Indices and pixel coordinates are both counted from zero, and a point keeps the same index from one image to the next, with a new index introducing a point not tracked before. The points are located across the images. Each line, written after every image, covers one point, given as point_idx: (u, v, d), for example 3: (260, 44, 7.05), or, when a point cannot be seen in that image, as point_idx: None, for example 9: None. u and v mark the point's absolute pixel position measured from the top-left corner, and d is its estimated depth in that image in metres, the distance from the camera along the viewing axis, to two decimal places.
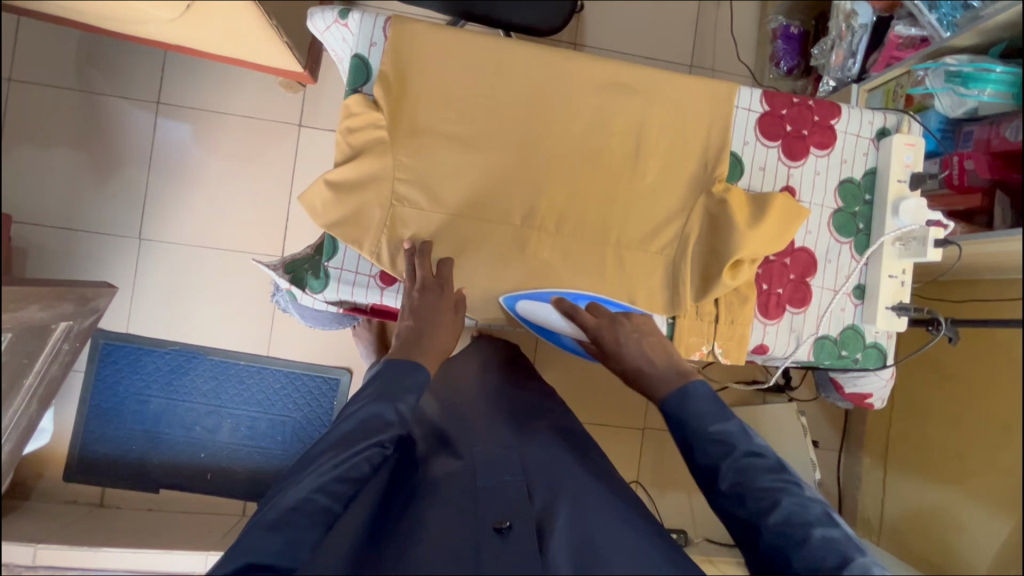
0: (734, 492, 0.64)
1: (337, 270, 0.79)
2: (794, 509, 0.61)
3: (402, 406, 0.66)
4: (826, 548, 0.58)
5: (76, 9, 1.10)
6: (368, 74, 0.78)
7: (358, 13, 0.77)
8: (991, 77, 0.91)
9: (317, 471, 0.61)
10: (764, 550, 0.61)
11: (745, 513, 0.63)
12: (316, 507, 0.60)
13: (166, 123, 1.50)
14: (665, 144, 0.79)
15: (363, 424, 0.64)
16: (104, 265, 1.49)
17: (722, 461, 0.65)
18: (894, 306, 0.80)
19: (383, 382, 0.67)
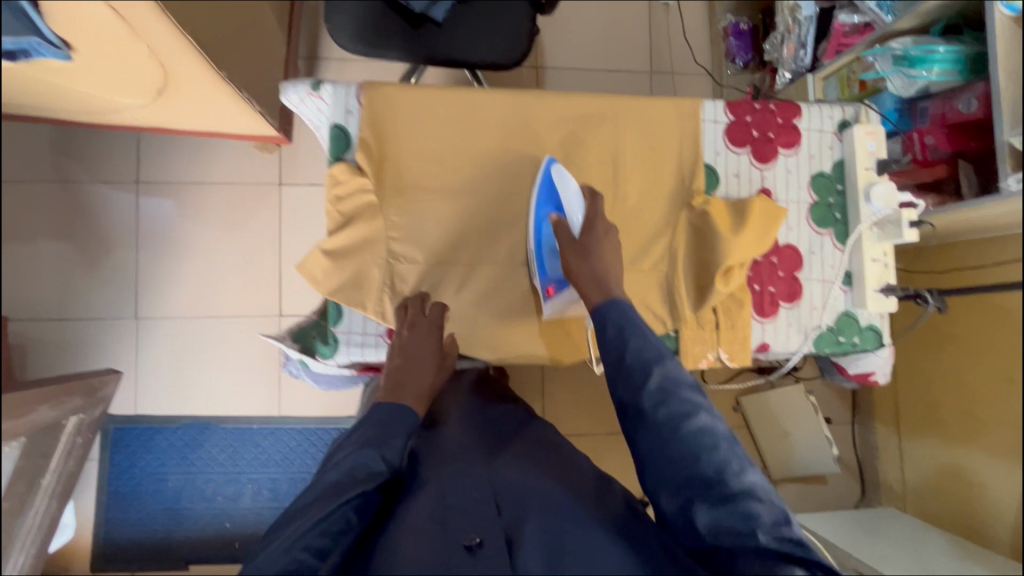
0: (656, 394, 0.64)
1: (345, 333, 0.81)
2: (707, 419, 0.62)
3: (389, 453, 0.64)
4: (728, 456, 0.60)
5: (50, 108, 1.13)
6: (347, 141, 0.79)
7: (329, 84, 0.79)
8: (936, 57, 0.96)
9: (301, 525, 0.57)
10: (674, 451, 0.60)
11: (664, 412, 0.62)
12: (298, 565, 0.55)
13: (148, 201, 1.52)
14: (640, 167, 0.82)
15: (350, 473, 0.61)
16: (105, 349, 1.49)
17: (651, 368, 0.65)
18: (882, 288, 0.83)
19: (373, 429, 0.67)
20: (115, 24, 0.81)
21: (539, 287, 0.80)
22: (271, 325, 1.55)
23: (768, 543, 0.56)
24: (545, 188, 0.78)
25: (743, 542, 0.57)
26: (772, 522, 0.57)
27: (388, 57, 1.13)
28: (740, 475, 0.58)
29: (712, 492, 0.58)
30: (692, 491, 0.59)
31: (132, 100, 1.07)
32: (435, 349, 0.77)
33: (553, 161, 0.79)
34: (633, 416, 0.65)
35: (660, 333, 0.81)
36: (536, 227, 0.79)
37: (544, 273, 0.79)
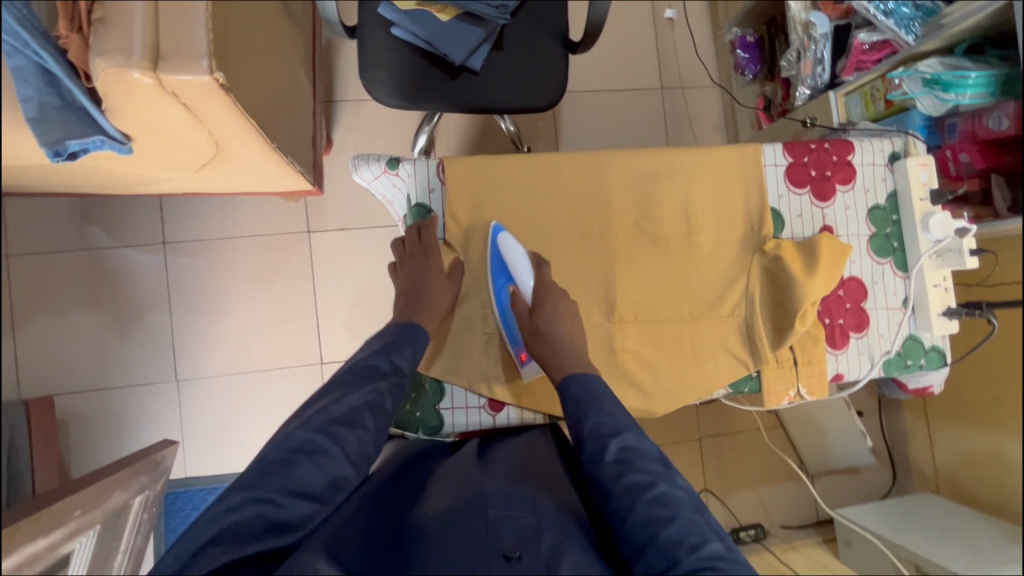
0: (616, 464, 0.67)
1: (448, 409, 0.85)
2: (665, 488, 0.64)
3: (395, 359, 0.78)
4: (687, 528, 0.61)
5: (82, 184, 1.09)
6: (434, 219, 0.84)
7: (409, 163, 0.83)
8: (968, 82, 1.01)
9: (320, 415, 0.70)
10: (632, 521, 0.62)
11: (621, 478, 0.65)
12: (317, 447, 0.67)
13: (175, 261, 1.50)
14: (711, 215, 0.85)
15: (361, 371, 0.75)
16: (148, 415, 1.47)
17: (608, 440, 0.69)
18: (944, 311, 0.88)
19: (382, 341, 0.81)
20: (182, 118, 0.80)
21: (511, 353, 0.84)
22: (313, 374, 1.54)
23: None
24: (497, 262, 0.83)
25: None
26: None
27: (427, 108, 1.13)
28: (698, 545, 0.60)
29: (671, 565, 0.59)
30: (655, 566, 0.59)
31: (174, 174, 1.06)
32: (435, 268, 0.83)
33: (497, 232, 0.82)
34: (601, 492, 0.67)
35: (744, 376, 0.84)
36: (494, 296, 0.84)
37: (512, 339, 0.84)
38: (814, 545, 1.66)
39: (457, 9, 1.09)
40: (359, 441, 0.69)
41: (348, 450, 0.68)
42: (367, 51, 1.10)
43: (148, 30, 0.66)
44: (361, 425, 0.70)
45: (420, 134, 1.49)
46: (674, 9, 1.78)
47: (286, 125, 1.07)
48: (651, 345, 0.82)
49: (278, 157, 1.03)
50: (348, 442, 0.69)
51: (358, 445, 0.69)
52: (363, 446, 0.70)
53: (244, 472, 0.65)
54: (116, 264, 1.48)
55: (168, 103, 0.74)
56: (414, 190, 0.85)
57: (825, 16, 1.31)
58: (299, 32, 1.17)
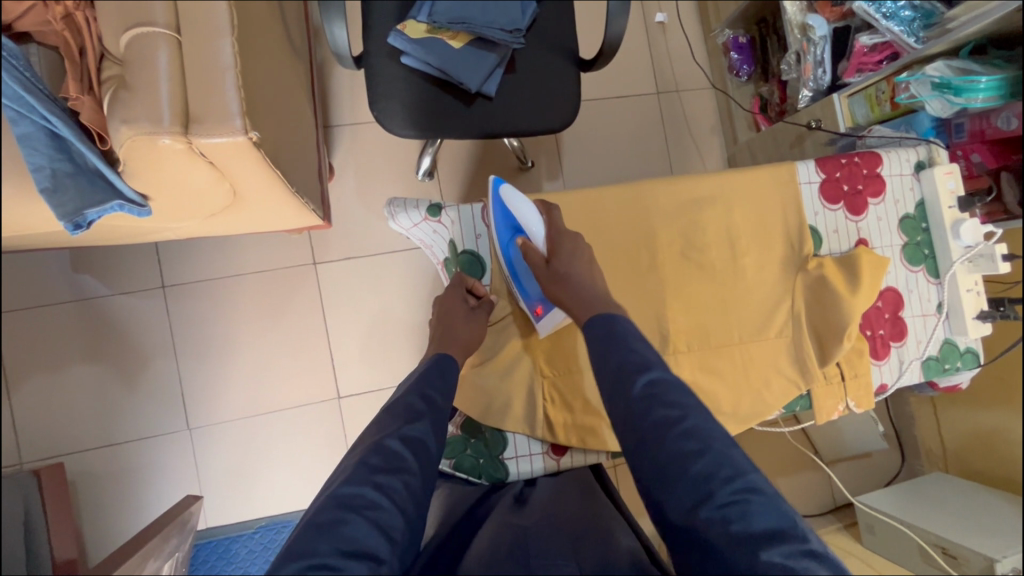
0: (645, 398, 0.64)
1: (512, 457, 0.83)
2: (696, 423, 0.61)
3: (430, 394, 0.73)
4: (720, 460, 0.59)
5: (80, 239, 1.03)
6: (482, 265, 0.88)
7: (451, 210, 0.86)
8: (979, 87, 1.03)
9: (363, 465, 0.64)
10: (663, 455, 0.60)
11: (650, 419, 0.63)
12: (366, 500, 0.60)
13: (177, 305, 1.43)
14: (752, 240, 0.86)
15: (396, 412, 0.70)
16: (161, 467, 1.41)
17: (636, 376, 0.66)
18: (979, 314, 0.90)
19: (415, 379, 0.76)
20: (208, 175, 0.75)
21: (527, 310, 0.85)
22: (331, 411, 1.49)
23: (772, 555, 0.53)
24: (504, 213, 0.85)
25: (743, 551, 0.54)
26: (774, 527, 0.55)
27: (443, 136, 1.10)
28: (732, 477, 0.57)
29: (707, 500, 0.57)
30: (688, 500, 0.58)
31: (183, 223, 0.98)
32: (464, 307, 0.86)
33: (499, 184, 0.84)
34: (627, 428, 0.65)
35: (795, 396, 0.84)
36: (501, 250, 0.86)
37: (525, 296, 0.85)
38: (836, 533, 1.66)
39: (469, 35, 1.06)
40: (408, 486, 0.64)
41: (399, 498, 0.62)
42: (376, 82, 1.06)
43: (176, 95, 0.63)
44: (407, 468, 0.65)
45: (424, 156, 1.46)
46: (664, 12, 1.78)
47: (299, 165, 1.02)
48: (705, 373, 0.83)
49: (297, 200, 0.98)
50: (396, 489, 0.63)
51: (407, 491, 0.63)
52: (413, 492, 0.64)
53: (291, 539, 0.58)
54: (113, 314, 1.40)
55: (194, 164, 0.70)
56: (458, 235, 0.87)
57: (823, 19, 1.32)
58: (301, 63, 1.13)
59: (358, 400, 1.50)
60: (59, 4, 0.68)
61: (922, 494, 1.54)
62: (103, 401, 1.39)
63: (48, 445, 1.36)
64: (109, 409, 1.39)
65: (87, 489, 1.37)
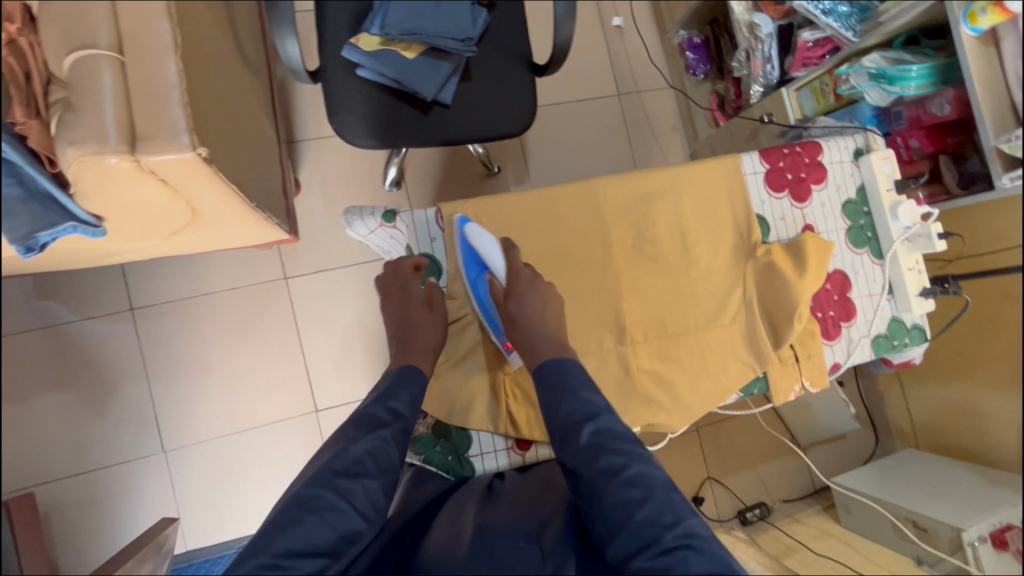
0: (592, 446, 0.65)
1: (478, 455, 0.84)
2: (640, 468, 0.63)
3: (397, 403, 0.74)
4: (662, 507, 0.60)
5: (40, 264, 1.02)
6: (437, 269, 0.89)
7: (405, 215, 0.88)
8: (911, 76, 1.07)
9: (324, 468, 0.64)
10: (607, 503, 0.61)
11: (595, 467, 0.63)
12: (324, 503, 0.61)
13: (147, 327, 1.42)
14: (702, 230, 0.89)
15: (361, 420, 0.71)
16: (137, 492, 1.39)
17: (582, 425, 0.67)
18: (921, 292, 0.94)
19: (381, 387, 0.76)
20: (160, 193, 0.76)
21: (498, 343, 0.84)
22: (309, 424, 1.49)
23: None
24: (470, 252, 0.85)
25: None
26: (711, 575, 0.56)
27: (403, 146, 1.12)
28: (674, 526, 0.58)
29: (648, 549, 0.57)
30: (629, 548, 0.58)
31: (143, 242, 0.98)
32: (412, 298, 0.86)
33: (464, 224, 0.84)
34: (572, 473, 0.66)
35: (752, 378, 0.87)
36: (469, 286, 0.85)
37: (495, 330, 0.85)
38: (815, 515, 1.70)
39: (422, 44, 1.08)
40: (367, 491, 0.64)
41: (358, 502, 0.63)
42: (333, 95, 1.08)
43: (122, 114, 0.64)
44: (368, 474, 0.65)
45: (390, 166, 1.47)
46: (621, 16, 1.82)
47: (260, 180, 1.03)
48: (664, 362, 0.85)
49: (257, 214, 0.99)
50: (356, 494, 0.63)
51: (366, 496, 0.64)
52: (374, 496, 0.65)
53: (249, 538, 0.59)
54: (80, 340, 1.39)
55: (144, 181, 0.70)
56: (414, 240, 0.89)
57: (768, 17, 1.37)
58: (258, 79, 1.13)
59: (337, 412, 1.50)
60: (2, 31, 0.69)
61: (895, 471, 1.58)
62: (73, 429, 1.37)
63: (17, 476, 1.33)
64: (80, 436, 1.37)
65: (59, 519, 1.34)
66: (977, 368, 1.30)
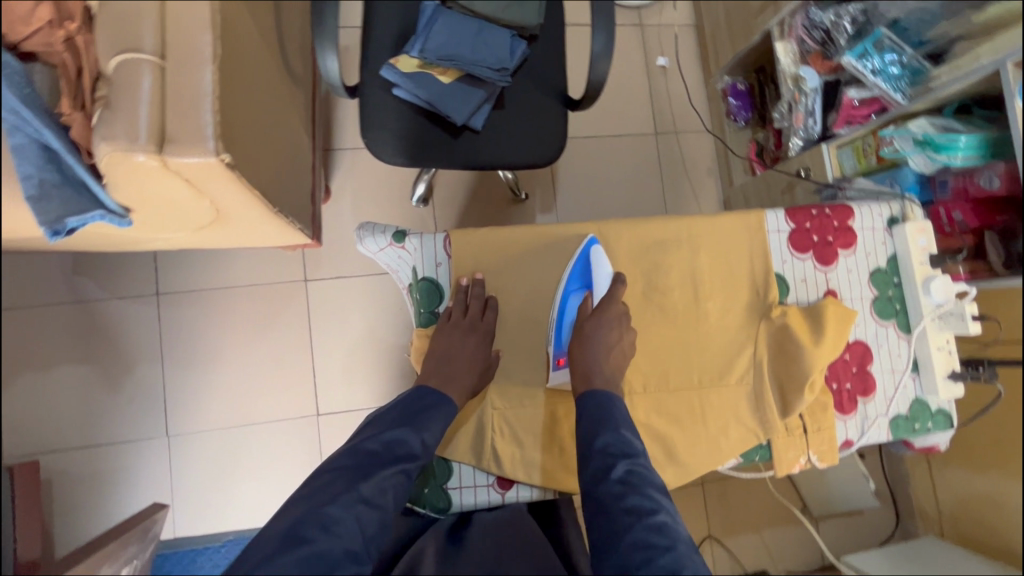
0: (622, 482, 0.68)
1: (457, 488, 0.82)
2: (667, 519, 0.64)
3: (424, 436, 0.76)
4: (683, 561, 0.61)
5: (77, 245, 1.07)
6: (440, 293, 0.89)
7: (415, 236, 0.87)
8: (958, 145, 1.04)
9: (347, 490, 0.67)
10: (628, 541, 0.63)
11: (626, 500, 0.66)
12: (341, 527, 0.64)
13: (169, 312, 1.47)
14: (717, 283, 0.86)
15: (388, 446, 0.73)
16: (136, 472, 1.42)
17: (616, 461, 0.69)
18: (950, 374, 0.88)
19: (409, 411, 0.78)
20: (183, 191, 0.78)
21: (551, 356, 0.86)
22: (309, 426, 1.50)
23: None
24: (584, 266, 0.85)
25: None
26: None
27: (429, 166, 1.14)
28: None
29: None
30: None
31: (172, 234, 1.02)
32: (478, 337, 0.85)
33: (593, 243, 0.84)
34: (596, 508, 0.68)
35: (754, 445, 0.83)
36: (562, 299, 0.86)
37: (557, 344, 0.86)
38: None
39: (459, 70, 1.10)
40: (380, 522, 0.68)
41: (368, 530, 0.66)
42: (368, 112, 1.10)
43: (155, 116, 0.67)
44: (383, 507, 0.69)
45: (419, 183, 1.50)
46: (666, 56, 1.82)
47: (289, 186, 1.07)
48: (662, 416, 0.82)
49: (278, 218, 1.02)
50: (369, 524, 0.66)
51: (378, 527, 0.67)
52: (382, 529, 0.68)
53: (266, 543, 0.62)
54: (107, 317, 1.45)
55: (169, 179, 0.73)
56: (420, 262, 0.89)
57: (815, 72, 1.35)
58: (300, 89, 1.18)
59: (337, 418, 1.51)
60: (62, 29, 0.74)
61: (912, 557, 1.47)
62: (88, 403, 1.42)
63: (28, 441, 1.38)
64: (92, 411, 1.42)
65: (60, 489, 1.38)
66: (1011, 461, 1.21)
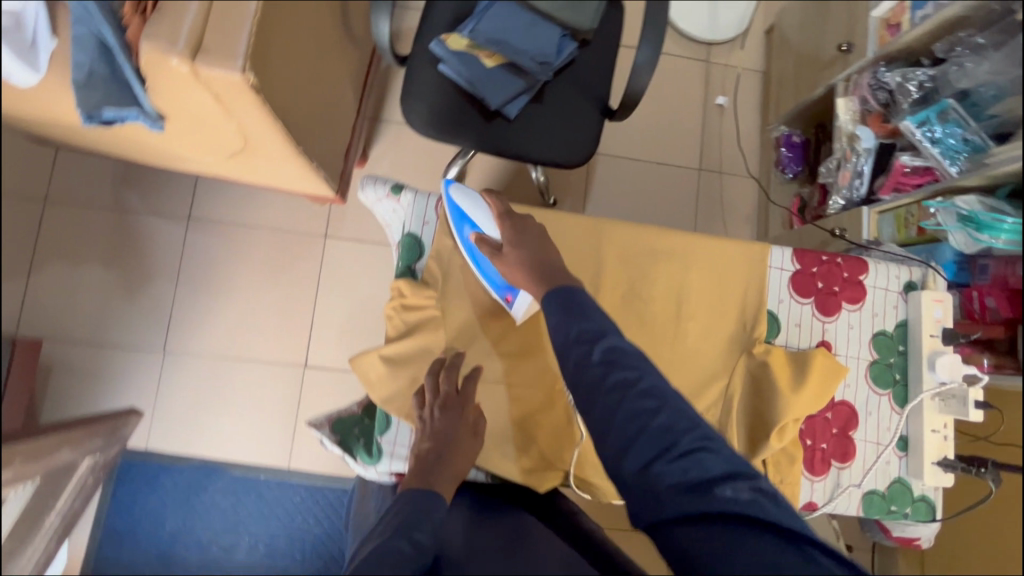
0: (603, 359, 0.67)
1: (389, 444, 0.88)
2: (650, 383, 0.66)
3: (416, 538, 0.69)
4: (676, 416, 0.63)
5: (123, 149, 1.16)
6: (419, 249, 0.93)
7: (410, 192, 0.94)
8: (1003, 226, 0.97)
9: None
10: (622, 416, 0.63)
11: (611, 376, 0.66)
12: None
13: (193, 238, 1.55)
14: (701, 305, 0.85)
15: (383, 555, 0.65)
16: (128, 379, 1.48)
17: (591, 346, 0.69)
18: (940, 461, 0.82)
19: (401, 518, 0.73)
20: (212, 107, 0.83)
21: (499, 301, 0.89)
22: (293, 374, 1.53)
23: (724, 491, 0.59)
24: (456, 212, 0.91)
25: (703, 494, 0.59)
26: (729, 472, 0.61)
27: (456, 143, 1.16)
28: (690, 432, 0.62)
29: (670, 454, 0.61)
30: (650, 451, 0.61)
31: (204, 157, 1.09)
32: (463, 425, 0.85)
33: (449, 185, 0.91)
34: (583, 391, 0.67)
35: None
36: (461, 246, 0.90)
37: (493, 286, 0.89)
38: None
39: (503, 56, 1.12)
40: None
41: None
42: (411, 81, 1.14)
43: (196, 28, 0.72)
44: None
45: (451, 166, 1.51)
46: (726, 96, 1.80)
47: (320, 136, 1.12)
48: None
49: (302, 162, 1.07)
50: None
51: None
52: None
53: None
54: (138, 230, 1.53)
55: (198, 91, 0.78)
56: (409, 219, 0.95)
57: (871, 132, 1.30)
58: (356, 51, 1.24)
59: (323, 373, 1.54)
60: None
61: None
62: None
63: None
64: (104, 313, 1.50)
65: None
66: None
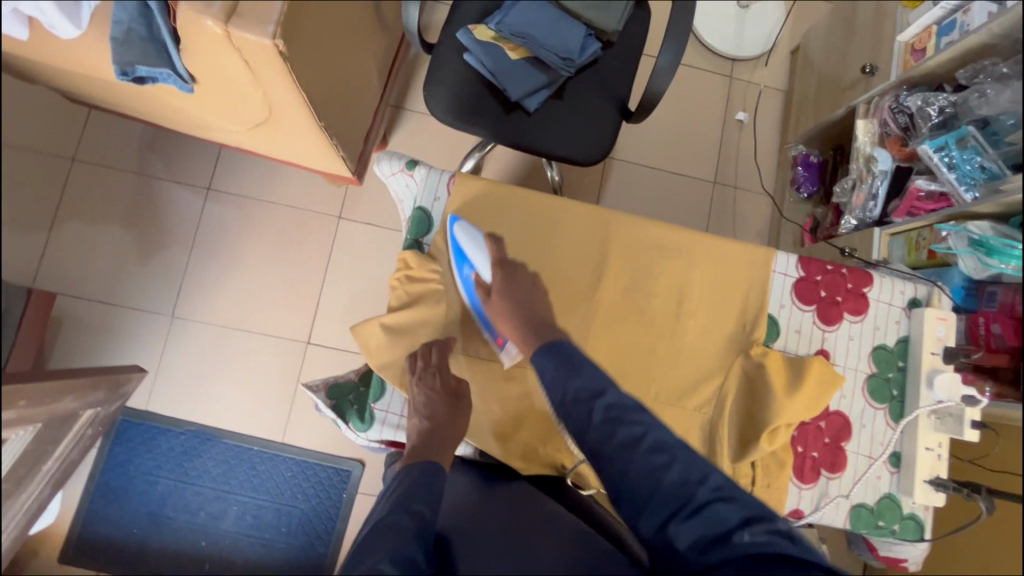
0: (608, 418, 0.75)
1: (382, 411, 0.91)
2: (656, 436, 0.73)
3: (415, 510, 0.68)
4: (688, 469, 0.70)
5: (152, 112, 1.19)
6: (428, 225, 0.94)
7: (424, 167, 0.96)
8: (1015, 252, 0.97)
9: None
10: (631, 476, 0.71)
11: (614, 434, 0.73)
12: None
13: (211, 207, 1.58)
14: (702, 302, 0.89)
15: (382, 531, 0.64)
16: (135, 339, 1.51)
17: (592, 401, 0.76)
18: (932, 480, 0.84)
19: (401, 491, 0.71)
20: (243, 74, 0.86)
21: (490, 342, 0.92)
22: (296, 349, 1.55)
23: (744, 537, 0.64)
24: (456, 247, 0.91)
25: (721, 545, 0.65)
26: (745, 518, 0.66)
27: (475, 130, 1.17)
28: (701, 482, 0.69)
29: (682, 509, 0.67)
30: (665, 508, 0.68)
31: (229, 125, 1.12)
32: (445, 396, 0.85)
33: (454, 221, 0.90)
34: (586, 399, 0.77)
35: None
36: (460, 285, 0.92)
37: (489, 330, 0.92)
38: None
39: (527, 50, 1.14)
40: None
41: None
42: (436, 68, 1.17)
43: None
44: None
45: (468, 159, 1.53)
46: (746, 112, 1.81)
47: (343, 114, 1.15)
48: None
49: (323, 137, 1.09)
50: None
51: None
52: None
53: None
54: (158, 195, 1.57)
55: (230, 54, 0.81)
56: (420, 194, 0.96)
57: (888, 154, 1.30)
58: (385, 36, 1.27)
59: (326, 351, 1.56)
60: None
61: None
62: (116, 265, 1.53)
63: None
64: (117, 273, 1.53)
65: None
66: None
